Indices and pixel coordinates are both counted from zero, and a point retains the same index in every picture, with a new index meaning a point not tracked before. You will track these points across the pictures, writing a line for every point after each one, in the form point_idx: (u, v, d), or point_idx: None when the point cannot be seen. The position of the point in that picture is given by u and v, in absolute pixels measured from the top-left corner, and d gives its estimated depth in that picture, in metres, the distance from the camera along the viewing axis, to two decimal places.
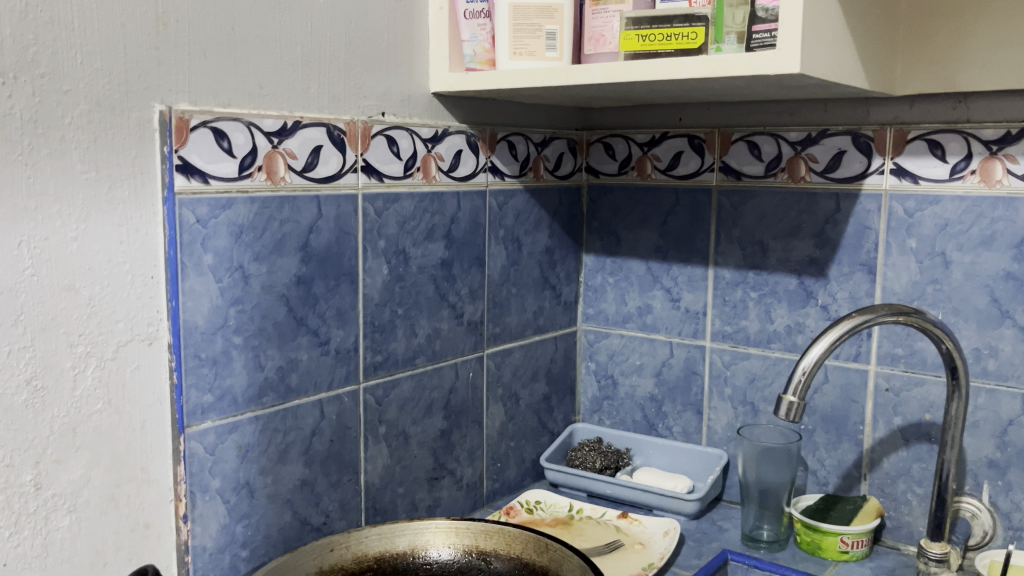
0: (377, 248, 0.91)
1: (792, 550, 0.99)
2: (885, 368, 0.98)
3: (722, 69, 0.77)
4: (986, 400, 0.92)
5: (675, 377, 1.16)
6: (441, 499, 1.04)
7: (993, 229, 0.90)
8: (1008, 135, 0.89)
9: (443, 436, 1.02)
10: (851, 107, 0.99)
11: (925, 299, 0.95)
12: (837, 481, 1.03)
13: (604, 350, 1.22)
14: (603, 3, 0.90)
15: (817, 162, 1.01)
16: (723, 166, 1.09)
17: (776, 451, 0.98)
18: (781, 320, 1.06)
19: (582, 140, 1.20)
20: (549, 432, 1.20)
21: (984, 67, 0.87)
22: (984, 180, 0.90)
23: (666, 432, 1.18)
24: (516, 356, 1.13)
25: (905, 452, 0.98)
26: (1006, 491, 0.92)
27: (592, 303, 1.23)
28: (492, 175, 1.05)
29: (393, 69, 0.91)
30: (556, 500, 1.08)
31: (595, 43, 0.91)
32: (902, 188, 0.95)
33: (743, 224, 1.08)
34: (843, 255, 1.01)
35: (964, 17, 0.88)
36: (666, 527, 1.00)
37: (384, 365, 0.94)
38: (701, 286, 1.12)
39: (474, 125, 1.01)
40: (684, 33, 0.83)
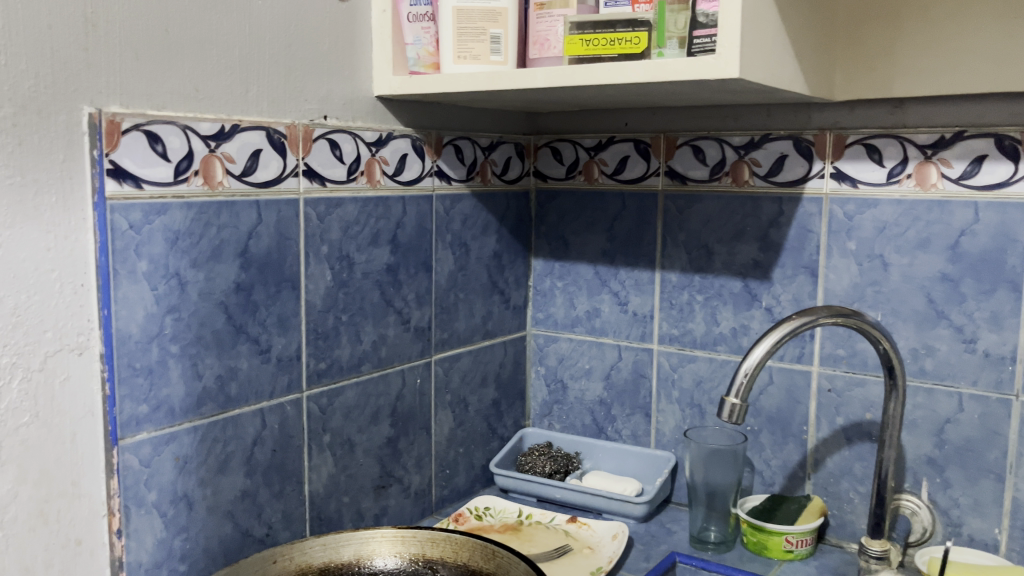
0: (320, 254, 0.90)
1: (739, 551, 0.99)
2: (828, 369, 1.00)
3: (665, 74, 0.77)
4: (924, 399, 0.94)
5: (623, 380, 1.16)
6: (388, 507, 1.02)
7: (929, 232, 0.92)
8: (943, 140, 0.91)
9: (390, 444, 1.01)
10: (792, 112, 1.00)
11: (865, 300, 0.97)
12: (782, 481, 1.04)
13: (553, 354, 1.22)
14: (548, 7, 0.90)
15: (759, 167, 1.03)
16: (668, 171, 1.09)
17: (722, 453, 0.99)
18: (726, 322, 1.07)
19: (530, 144, 1.20)
20: (499, 437, 1.20)
21: (918, 73, 0.89)
22: (919, 184, 0.92)
23: (615, 436, 1.18)
24: (465, 362, 1.12)
25: (848, 452, 0.99)
26: (944, 488, 0.94)
27: (541, 307, 1.23)
28: (438, 180, 1.04)
29: (335, 72, 0.90)
30: (505, 506, 1.08)
31: (539, 47, 0.91)
32: (842, 192, 0.97)
33: (689, 228, 1.09)
34: (785, 258, 1.02)
35: (898, 23, 0.90)
36: (615, 531, 1.00)
37: (328, 373, 0.92)
38: (648, 290, 1.13)
39: (419, 129, 1.01)
40: (627, 38, 0.84)
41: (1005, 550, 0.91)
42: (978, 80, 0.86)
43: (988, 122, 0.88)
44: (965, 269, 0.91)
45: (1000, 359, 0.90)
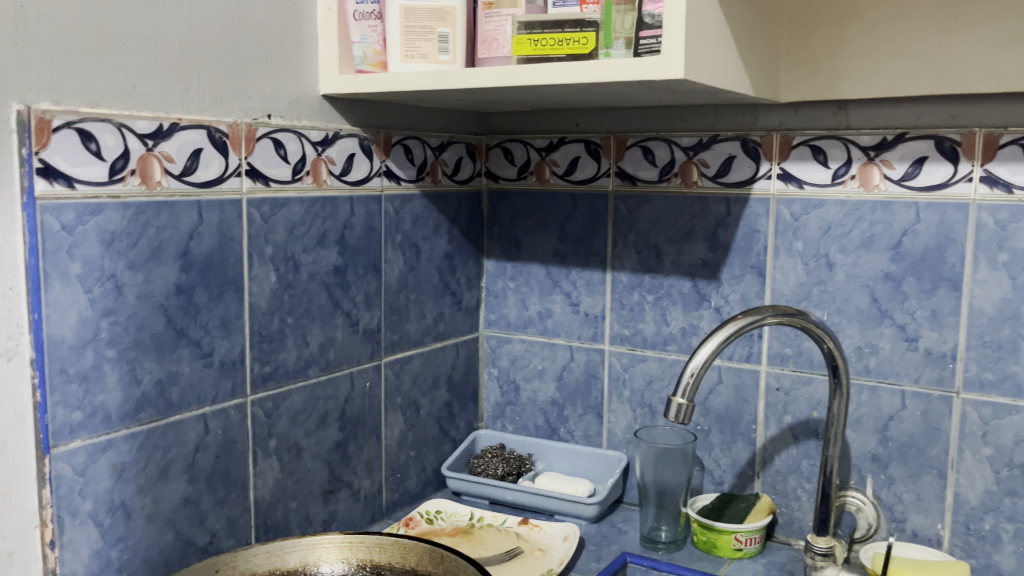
0: (264, 255, 0.88)
1: (689, 550, 1.00)
2: (775, 368, 1.01)
3: (612, 75, 0.77)
4: (868, 397, 0.96)
5: (575, 381, 1.16)
6: (337, 512, 1.01)
7: (872, 232, 0.94)
8: (884, 141, 0.92)
9: (338, 448, 1.00)
10: (740, 114, 1.01)
11: (811, 299, 0.98)
12: (732, 479, 1.05)
13: (506, 355, 1.22)
14: (496, 7, 0.89)
15: (708, 167, 1.03)
16: (619, 171, 1.09)
17: (672, 452, 0.99)
18: (676, 322, 1.08)
19: (481, 145, 1.19)
20: (451, 439, 1.19)
21: (861, 76, 0.91)
22: (863, 185, 0.94)
23: (567, 436, 1.18)
24: (416, 364, 1.11)
25: (795, 449, 1.00)
26: (888, 484, 0.95)
27: (494, 308, 1.22)
28: (387, 180, 1.03)
29: (280, 70, 0.88)
30: (457, 509, 1.07)
31: (488, 47, 0.90)
32: (788, 192, 0.98)
33: (639, 228, 1.09)
34: (734, 258, 1.03)
35: (842, 26, 0.91)
36: (566, 532, 1.00)
37: (274, 377, 0.91)
38: (599, 290, 1.13)
39: (367, 128, 0.99)
40: (575, 38, 0.84)
41: (948, 545, 0.93)
42: (919, 83, 0.88)
43: (928, 125, 0.90)
44: (907, 268, 0.92)
45: (941, 357, 0.91)
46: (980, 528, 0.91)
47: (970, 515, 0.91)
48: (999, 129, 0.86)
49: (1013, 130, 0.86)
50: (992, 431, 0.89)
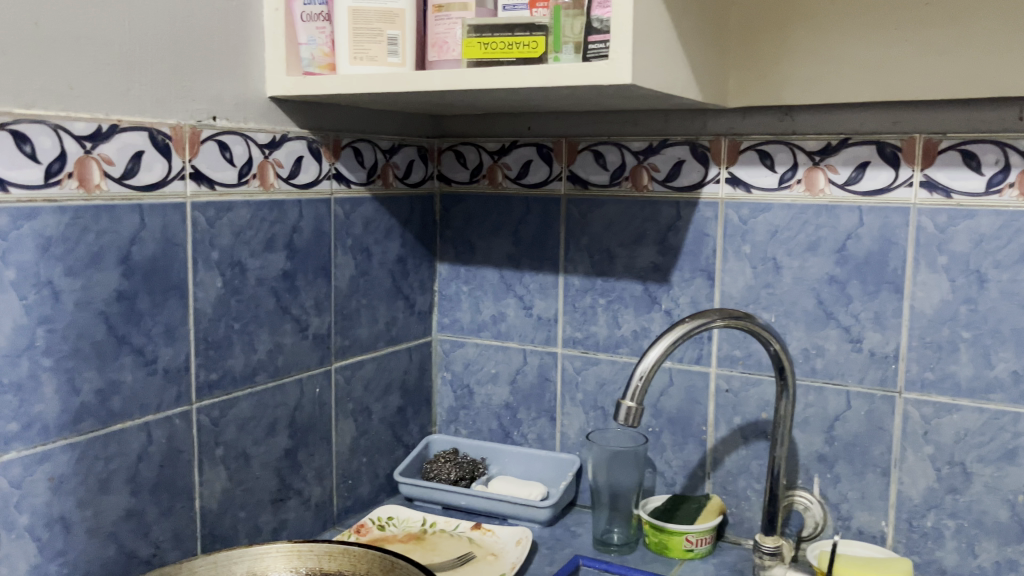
0: (210, 259, 0.86)
1: (641, 552, 1.00)
2: (725, 369, 1.02)
3: (561, 79, 0.77)
4: (815, 398, 0.97)
5: (529, 384, 1.16)
6: (287, 521, 0.99)
7: (817, 236, 0.95)
8: (829, 146, 0.94)
9: (288, 456, 0.98)
10: (689, 118, 1.02)
11: (759, 302, 1.00)
12: (683, 481, 1.06)
13: (459, 359, 1.21)
14: (446, 9, 0.89)
15: (658, 172, 1.04)
16: (570, 175, 1.10)
17: (624, 454, 1.00)
18: (628, 325, 1.08)
19: (433, 147, 1.19)
20: (404, 445, 1.18)
21: (806, 81, 0.92)
22: (808, 189, 0.95)
23: (521, 440, 1.18)
24: (368, 369, 1.10)
25: (745, 450, 1.02)
26: (835, 483, 0.97)
27: (447, 312, 1.21)
28: (337, 183, 1.02)
29: (226, 71, 0.87)
30: (409, 515, 1.06)
31: (438, 50, 0.89)
32: (736, 197, 0.99)
33: (591, 232, 1.09)
34: (684, 262, 1.04)
35: (788, 33, 0.93)
36: (518, 536, 1.00)
37: (220, 385, 0.89)
38: (552, 294, 1.13)
39: (315, 131, 0.98)
40: (526, 42, 0.83)
41: (892, 542, 0.95)
42: (862, 90, 0.90)
43: (871, 130, 0.92)
44: (851, 271, 0.94)
45: (885, 357, 0.93)
46: (922, 525, 0.93)
47: (913, 512, 0.93)
48: (939, 135, 0.89)
49: (951, 136, 0.88)
50: (933, 429, 0.92)
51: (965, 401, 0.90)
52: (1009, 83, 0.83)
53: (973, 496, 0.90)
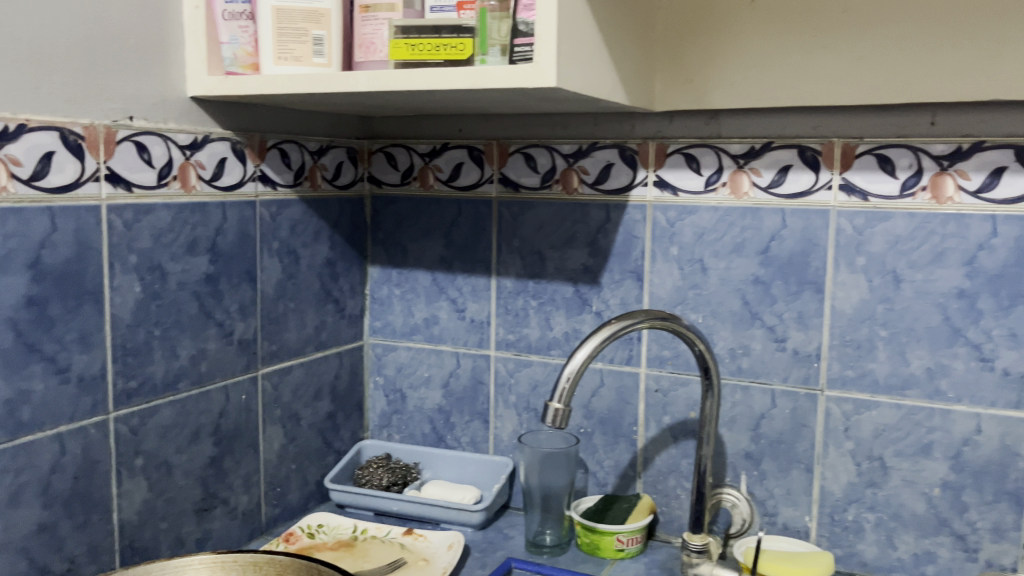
0: (127, 263, 0.84)
1: (573, 552, 1.01)
2: (655, 369, 1.03)
3: (486, 81, 0.77)
4: (741, 397, 0.99)
5: (462, 388, 1.16)
6: (212, 531, 0.97)
7: (742, 237, 0.97)
8: (753, 150, 0.96)
9: (213, 464, 0.96)
10: (618, 122, 1.03)
11: (686, 303, 1.01)
12: (615, 481, 1.07)
13: (392, 363, 1.20)
14: (372, 11, 0.88)
15: (587, 174, 1.05)
16: (501, 178, 1.10)
17: (556, 456, 1.00)
18: (559, 327, 1.09)
19: (363, 149, 1.17)
20: (335, 450, 1.16)
21: (730, 86, 0.94)
22: (733, 192, 0.97)
23: (454, 443, 1.17)
24: (297, 374, 1.08)
25: (674, 449, 1.03)
26: (761, 480, 0.99)
27: (379, 316, 1.20)
28: (263, 185, 1.00)
29: (143, 70, 0.84)
30: (340, 522, 1.05)
31: (365, 51, 0.88)
32: (664, 200, 1.01)
33: (522, 234, 1.10)
34: (613, 263, 1.05)
35: (712, 38, 0.94)
36: (450, 541, 0.99)
37: (139, 393, 0.86)
38: (484, 296, 1.13)
39: (239, 132, 0.96)
40: (453, 44, 0.83)
41: (815, 536, 0.97)
42: (783, 95, 0.92)
43: (793, 134, 0.94)
44: (775, 272, 0.96)
45: (807, 356, 0.96)
46: (844, 518, 0.96)
47: (835, 506, 0.96)
48: (856, 140, 0.91)
49: (868, 140, 0.91)
50: (853, 425, 0.94)
51: (883, 397, 0.93)
52: (921, 87, 0.86)
53: (891, 490, 0.93)
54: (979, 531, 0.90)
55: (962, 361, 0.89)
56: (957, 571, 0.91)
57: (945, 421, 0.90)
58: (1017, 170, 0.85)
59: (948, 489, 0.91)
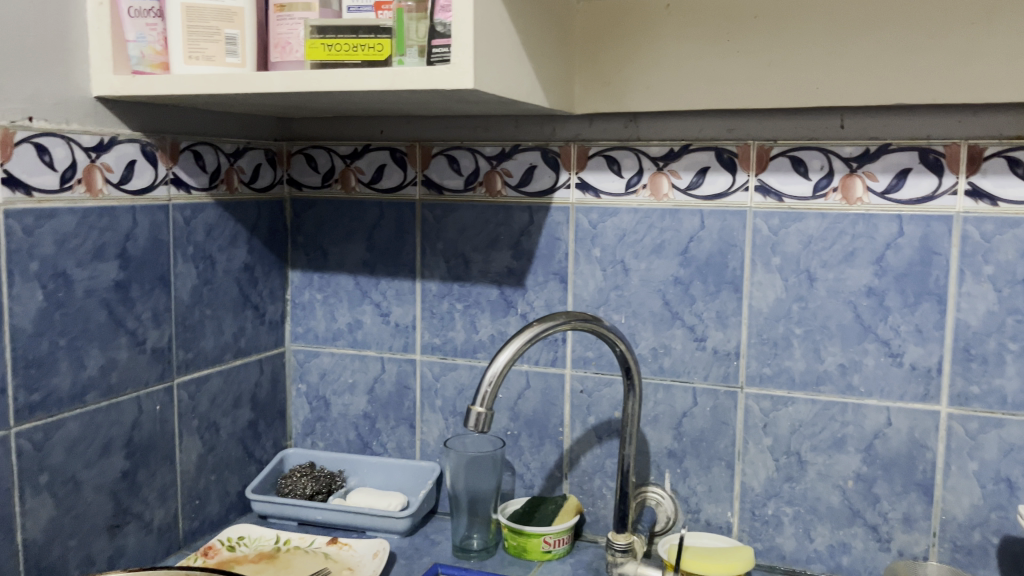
0: (28, 271, 0.80)
1: (500, 556, 1.00)
2: (579, 370, 1.04)
3: (402, 82, 0.76)
4: (663, 395, 1.01)
5: (387, 393, 1.14)
6: (125, 547, 0.93)
7: (662, 238, 0.99)
8: (672, 152, 0.97)
9: (125, 478, 0.92)
10: (539, 124, 1.03)
11: (609, 304, 1.02)
12: (541, 482, 1.07)
13: (314, 369, 1.18)
14: (288, 10, 0.86)
15: (511, 177, 1.05)
16: (424, 180, 1.09)
17: (482, 460, 1.00)
18: (485, 330, 1.08)
19: (282, 151, 1.15)
20: (256, 460, 1.13)
21: (648, 89, 0.95)
22: (653, 194, 0.98)
23: (380, 450, 1.15)
24: (215, 383, 1.05)
25: (599, 450, 1.04)
26: (684, 477, 1.01)
27: (300, 321, 1.18)
28: (175, 188, 0.97)
29: (44, 69, 0.81)
30: (262, 533, 1.02)
31: (280, 51, 0.86)
32: (586, 201, 1.01)
33: (446, 237, 1.09)
34: (537, 266, 1.05)
35: (630, 42, 0.95)
36: (375, 548, 0.98)
37: (43, 406, 0.82)
38: (409, 300, 1.11)
39: (149, 133, 0.93)
40: (370, 44, 0.82)
41: (736, 531, 0.99)
42: (698, 98, 0.93)
43: (710, 137, 0.96)
44: (694, 272, 0.98)
45: (726, 354, 0.97)
46: (764, 513, 0.98)
47: (755, 501, 0.98)
48: (770, 142, 0.93)
49: (781, 142, 0.93)
50: (771, 421, 0.96)
51: (799, 394, 0.95)
52: (829, 91, 0.88)
53: (807, 483, 0.96)
54: (891, 522, 0.93)
55: (872, 357, 0.92)
56: (871, 560, 0.94)
57: (857, 415, 0.93)
58: (921, 171, 0.88)
59: (861, 481, 0.94)
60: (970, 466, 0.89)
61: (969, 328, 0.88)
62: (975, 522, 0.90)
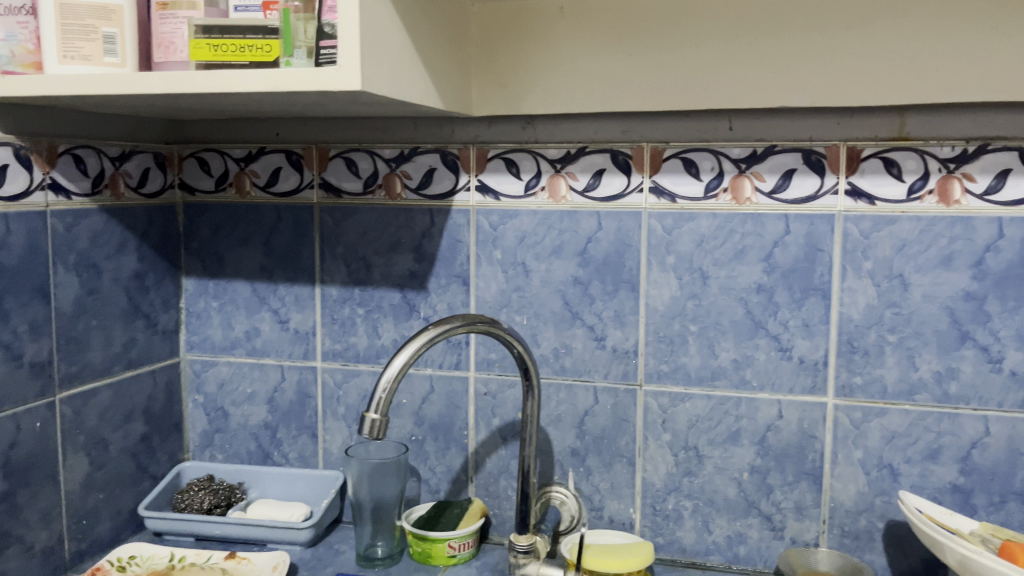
0: None
1: (405, 562, 0.99)
2: (482, 373, 1.03)
3: (289, 84, 0.74)
4: (565, 395, 1.01)
5: (288, 402, 1.12)
6: (5, 573, 0.88)
7: (561, 240, 0.99)
8: (568, 155, 0.98)
9: (4, 500, 0.87)
10: (438, 126, 1.03)
11: (511, 305, 1.02)
12: (447, 486, 1.06)
13: (212, 380, 1.14)
14: (171, 8, 0.83)
15: (410, 179, 1.04)
16: (322, 183, 1.07)
17: (386, 466, 0.99)
18: (387, 335, 1.07)
19: (173, 155, 1.11)
20: (150, 475, 1.09)
21: (543, 92, 0.96)
22: (551, 196, 0.99)
23: (282, 460, 1.13)
24: (103, 397, 1.00)
25: (504, 451, 1.04)
26: (587, 475, 1.02)
27: (196, 330, 1.14)
28: (54, 194, 0.92)
29: None
30: (155, 551, 0.98)
31: (164, 50, 0.83)
32: (486, 204, 1.01)
33: (346, 241, 1.07)
34: (439, 268, 1.04)
35: (525, 44, 0.96)
36: (275, 561, 0.95)
37: None
38: (308, 305, 1.09)
39: (24, 136, 0.89)
40: (258, 45, 0.80)
41: (639, 527, 1.01)
42: (592, 101, 0.95)
43: (605, 139, 0.97)
44: (593, 273, 0.99)
45: (625, 353, 0.99)
46: (664, 507, 0.99)
47: (656, 497, 1.00)
48: (662, 144, 0.95)
49: (673, 144, 0.95)
50: (669, 417, 0.98)
51: (695, 389, 0.97)
52: (717, 95, 0.91)
53: (705, 477, 0.98)
54: (783, 511, 0.96)
55: (763, 351, 0.95)
56: (766, 549, 0.97)
57: (750, 408, 0.96)
58: (805, 171, 0.92)
59: (756, 473, 0.96)
60: (855, 454, 0.93)
61: (852, 321, 0.92)
62: (861, 507, 0.94)
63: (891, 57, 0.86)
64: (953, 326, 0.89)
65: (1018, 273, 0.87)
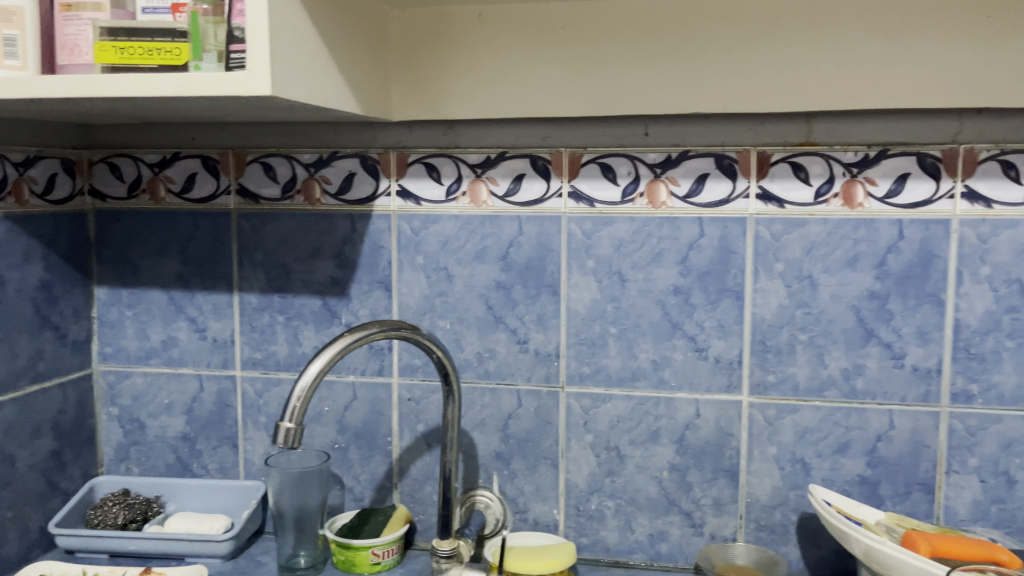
0: None
1: (329, 571, 0.98)
2: (406, 379, 1.03)
3: (198, 88, 0.73)
4: (489, 399, 1.02)
5: (207, 412, 1.09)
6: None
7: (483, 245, 1.00)
8: (488, 160, 0.99)
9: None
10: (358, 131, 1.02)
11: (434, 310, 1.02)
12: (372, 494, 1.06)
13: (127, 392, 1.11)
14: (75, 10, 0.80)
15: (330, 184, 1.03)
16: (239, 189, 1.05)
17: (308, 474, 1.00)
18: (309, 342, 1.06)
19: (82, 160, 1.08)
20: (61, 492, 1.05)
21: (463, 98, 0.96)
22: (472, 201, 0.99)
23: (201, 471, 1.10)
24: (8, 412, 0.96)
25: (429, 456, 1.03)
26: (511, 478, 1.02)
27: (109, 340, 1.11)
28: None
29: None
30: (65, 571, 0.95)
31: (68, 53, 0.80)
32: (407, 209, 1.01)
33: (265, 248, 1.05)
34: (360, 274, 1.03)
35: (445, 50, 0.96)
36: None
37: None
38: (227, 314, 1.07)
39: None
40: (167, 49, 0.79)
41: (563, 527, 1.02)
42: (512, 107, 0.95)
43: (525, 145, 0.98)
44: (515, 277, 1.00)
45: (547, 355, 1.00)
46: (588, 508, 1.01)
47: (579, 497, 1.01)
48: (580, 149, 0.97)
49: (591, 150, 0.96)
50: (591, 418, 1.00)
51: (616, 390, 0.99)
52: (633, 101, 0.92)
53: (627, 476, 1.00)
54: (702, 508, 0.98)
55: (681, 351, 0.97)
56: (687, 545, 0.99)
57: (670, 408, 0.98)
58: (717, 176, 0.94)
59: (675, 471, 0.98)
60: (769, 450, 0.96)
61: (765, 321, 0.95)
62: (776, 502, 0.97)
63: (799, 65, 0.89)
64: (859, 324, 0.93)
65: (917, 272, 0.91)
